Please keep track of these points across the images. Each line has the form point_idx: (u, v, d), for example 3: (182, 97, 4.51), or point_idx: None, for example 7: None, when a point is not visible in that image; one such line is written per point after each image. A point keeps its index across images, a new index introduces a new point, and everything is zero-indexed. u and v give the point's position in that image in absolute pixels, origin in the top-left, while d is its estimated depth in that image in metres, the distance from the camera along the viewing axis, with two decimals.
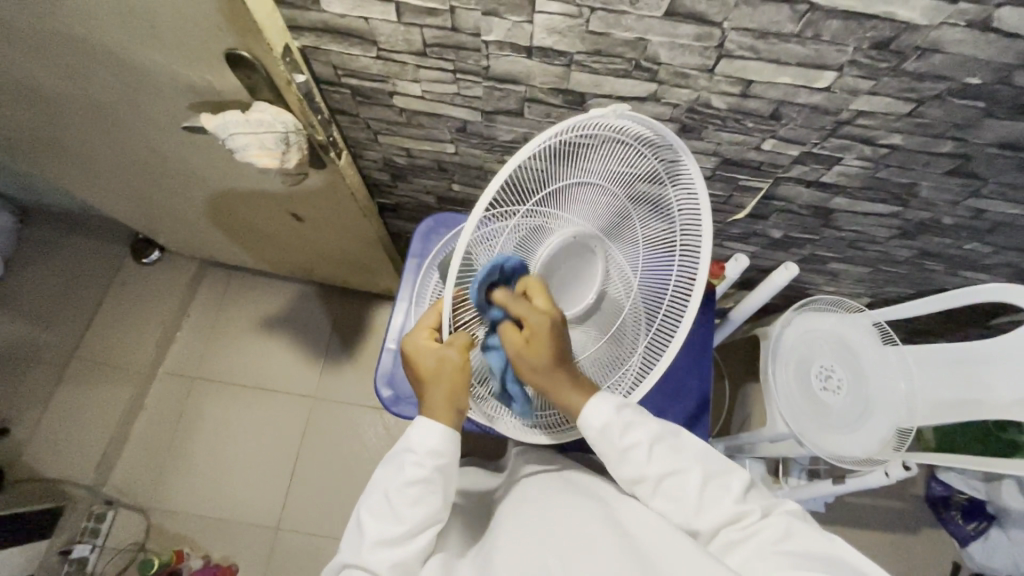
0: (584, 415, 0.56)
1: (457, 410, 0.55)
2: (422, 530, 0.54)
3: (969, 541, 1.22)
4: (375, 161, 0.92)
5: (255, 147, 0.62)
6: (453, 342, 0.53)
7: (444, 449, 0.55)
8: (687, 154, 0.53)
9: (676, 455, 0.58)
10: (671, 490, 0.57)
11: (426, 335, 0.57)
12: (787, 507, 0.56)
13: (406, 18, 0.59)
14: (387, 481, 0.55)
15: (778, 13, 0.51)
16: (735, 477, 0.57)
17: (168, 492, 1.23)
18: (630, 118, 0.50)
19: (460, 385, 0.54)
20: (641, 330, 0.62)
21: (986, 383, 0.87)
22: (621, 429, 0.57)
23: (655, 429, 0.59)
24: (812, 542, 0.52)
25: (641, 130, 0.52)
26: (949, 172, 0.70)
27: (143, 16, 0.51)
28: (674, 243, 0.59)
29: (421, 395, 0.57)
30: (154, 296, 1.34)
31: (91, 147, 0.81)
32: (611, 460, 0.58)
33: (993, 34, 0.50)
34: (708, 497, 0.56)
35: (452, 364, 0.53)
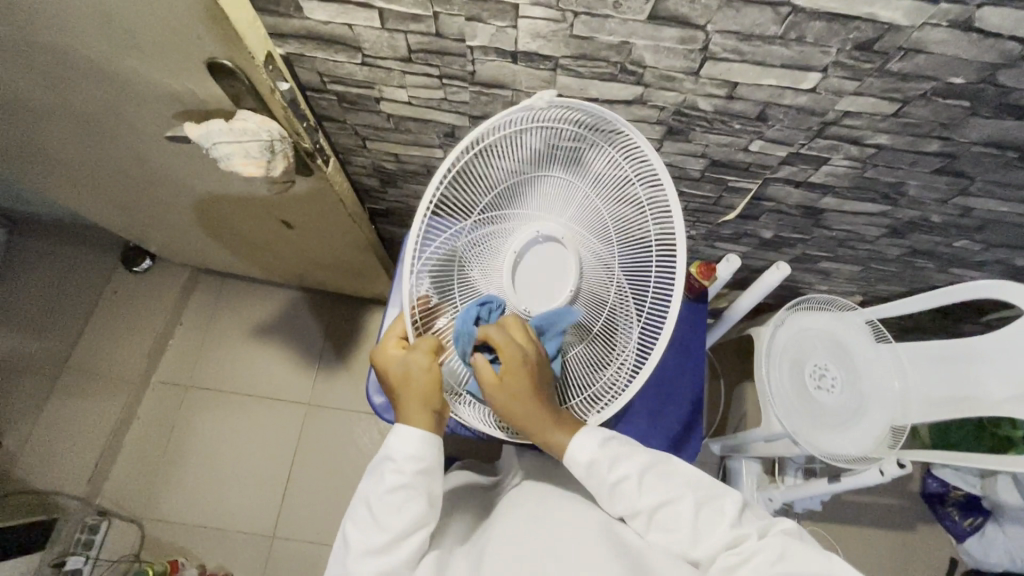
0: (569, 451, 0.57)
1: (433, 412, 0.56)
2: (408, 536, 0.53)
3: (965, 537, 1.23)
4: (364, 167, 0.92)
5: (238, 156, 0.61)
6: (420, 346, 0.56)
7: (424, 454, 0.55)
8: (635, 131, 0.53)
9: (665, 483, 0.57)
10: (665, 521, 0.56)
11: (396, 343, 0.59)
12: (784, 526, 0.55)
13: (389, 24, 0.58)
14: (369, 491, 0.55)
15: (761, 16, 0.51)
16: (728, 499, 0.56)
17: (160, 502, 1.22)
18: (566, 104, 0.53)
19: (431, 389, 0.55)
20: (629, 327, 0.60)
21: (978, 380, 0.88)
22: (608, 463, 0.57)
23: (643, 460, 0.59)
24: (809, 560, 0.50)
25: (589, 120, 0.55)
26: (937, 171, 0.70)
27: (122, 27, 0.50)
28: (649, 235, 0.58)
29: (396, 404, 0.57)
30: (146, 304, 1.33)
31: (76, 157, 0.80)
32: (604, 500, 0.58)
33: (975, 34, 0.50)
34: (703, 523, 0.55)
35: (420, 368, 0.56)
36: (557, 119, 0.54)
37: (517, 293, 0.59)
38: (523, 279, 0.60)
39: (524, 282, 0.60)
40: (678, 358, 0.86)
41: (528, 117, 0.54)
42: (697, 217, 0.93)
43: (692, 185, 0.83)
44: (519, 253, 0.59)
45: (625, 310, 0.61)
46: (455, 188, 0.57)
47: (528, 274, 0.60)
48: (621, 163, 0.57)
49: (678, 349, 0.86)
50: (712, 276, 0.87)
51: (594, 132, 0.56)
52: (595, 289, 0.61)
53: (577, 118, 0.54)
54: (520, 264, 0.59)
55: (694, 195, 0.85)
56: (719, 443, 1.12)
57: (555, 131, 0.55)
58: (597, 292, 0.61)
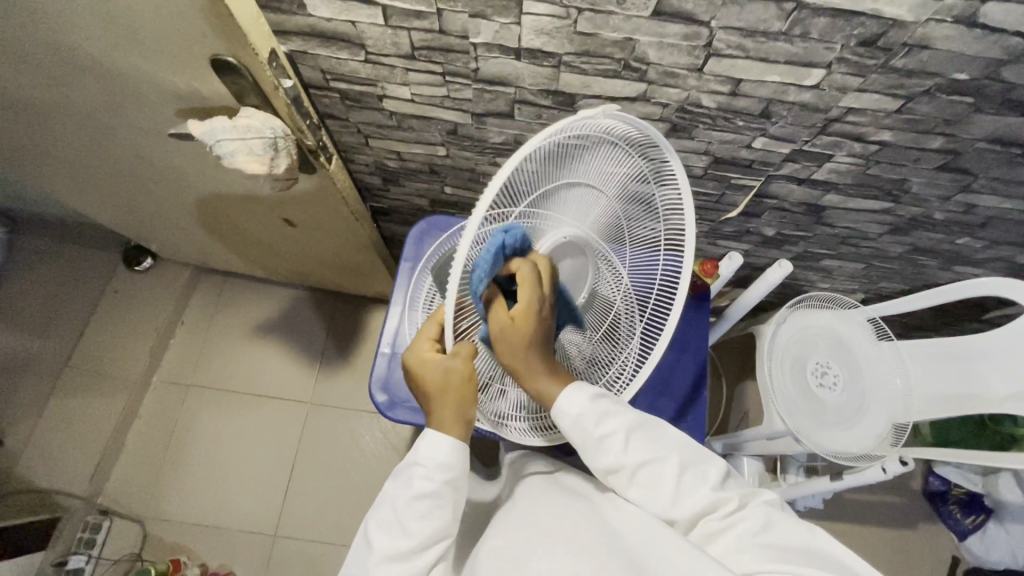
0: (557, 405, 0.55)
1: (465, 420, 0.54)
2: (430, 545, 0.53)
3: (967, 534, 1.23)
4: (366, 165, 0.92)
5: (242, 153, 0.61)
6: (458, 352, 0.52)
7: (452, 463, 0.54)
8: (674, 155, 0.52)
9: (652, 444, 0.57)
10: (647, 482, 0.56)
11: (429, 344, 0.56)
12: (766, 496, 0.57)
13: (393, 21, 0.58)
14: (395, 496, 0.54)
15: (765, 12, 0.51)
16: (712, 467, 0.57)
17: (162, 501, 1.22)
18: (621, 117, 0.48)
19: (467, 397, 0.53)
20: (631, 328, 0.62)
21: (978, 375, 0.89)
22: (598, 419, 0.56)
23: (633, 418, 0.58)
24: (791, 531, 0.52)
25: (634, 133, 0.51)
26: (939, 168, 0.70)
27: (126, 24, 0.50)
28: (657, 237, 0.59)
29: (427, 408, 0.55)
30: (148, 303, 1.33)
31: (78, 155, 0.80)
32: (586, 450, 0.57)
33: (979, 30, 0.50)
34: (685, 487, 0.56)
35: (459, 375, 0.52)
36: (604, 128, 0.49)
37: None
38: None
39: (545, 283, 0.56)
40: (681, 356, 0.86)
41: (585, 129, 0.48)
42: (698, 215, 0.93)
43: (694, 182, 0.83)
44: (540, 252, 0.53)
45: (630, 311, 0.62)
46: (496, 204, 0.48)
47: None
48: (647, 172, 0.55)
49: (680, 348, 0.86)
50: (715, 274, 0.88)
51: (634, 147, 0.52)
52: (606, 293, 0.60)
53: (622, 132, 0.50)
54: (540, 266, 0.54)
55: (697, 193, 0.85)
56: (722, 442, 1.11)
57: (600, 142, 0.50)
58: (607, 295, 0.61)
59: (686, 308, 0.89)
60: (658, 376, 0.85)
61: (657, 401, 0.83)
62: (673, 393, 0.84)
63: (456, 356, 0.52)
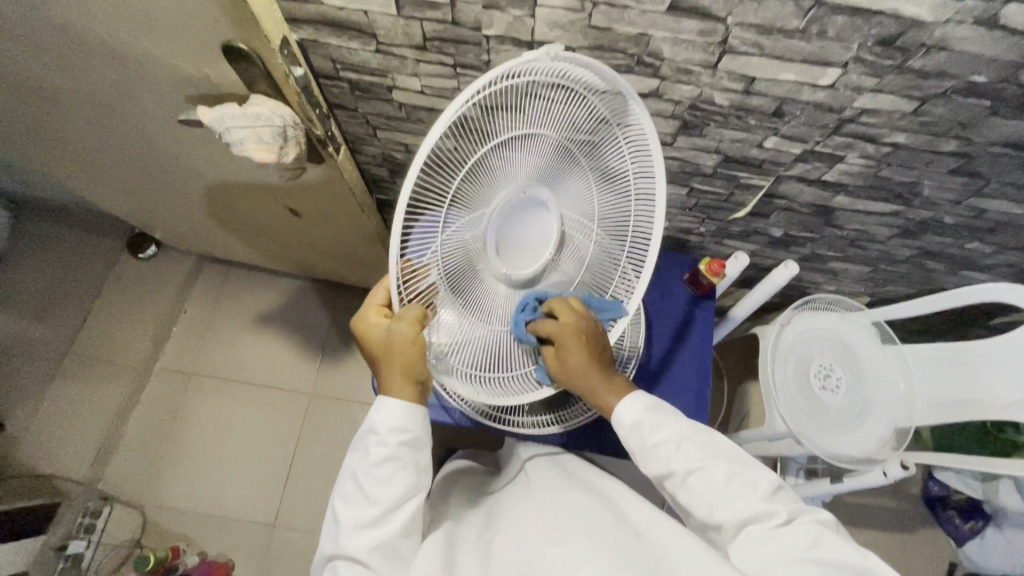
0: (616, 413, 0.60)
1: (418, 382, 0.54)
2: (399, 507, 0.53)
3: (965, 540, 1.23)
4: (374, 157, 0.92)
5: (251, 141, 0.61)
6: (404, 316, 0.52)
7: (408, 425, 0.55)
8: (639, 105, 0.52)
9: (703, 452, 0.57)
10: (696, 489, 0.56)
11: (377, 311, 0.57)
12: (820, 516, 0.54)
13: (406, 11, 0.58)
14: (355, 465, 0.55)
15: (783, 9, 0.50)
16: (763, 477, 0.55)
17: (161, 488, 1.22)
18: (568, 61, 0.49)
19: (413, 359, 0.53)
20: (608, 280, 0.61)
21: (984, 383, 0.88)
22: (649, 426, 0.59)
23: (684, 427, 0.59)
24: (842, 553, 0.50)
25: (588, 78, 0.51)
26: (952, 171, 0.70)
27: (138, 9, 0.50)
28: (628, 191, 0.57)
29: (378, 374, 0.55)
30: (151, 292, 1.33)
31: (84, 140, 0.80)
32: (640, 456, 0.59)
33: (1000, 32, 0.49)
34: (734, 495, 0.55)
35: (402, 337, 0.52)
36: (556, 72, 0.50)
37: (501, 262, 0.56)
38: (506, 242, 0.56)
39: (508, 251, 0.56)
40: (683, 355, 0.86)
41: (528, 74, 0.49)
42: (707, 214, 0.93)
43: (703, 181, 0.82)
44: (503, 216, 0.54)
45: (606, 268, 0.61)
46: (433, 176, 0.52)
47: (510, 244, 0.56)
48: (610, 122, 0.54)
49: (683, 347, 0.86)
50: (722, 273, 0.86)
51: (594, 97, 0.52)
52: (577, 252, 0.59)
53: (578, 76, 0.50)
54: (506, 235, 0.55)
55: (706, 191, 0.85)
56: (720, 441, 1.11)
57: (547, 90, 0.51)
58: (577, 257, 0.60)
59: (691, 306, 0.89)
60: (661, 371, 0.84)
61: (657, 399, 0.83)
62: (676, 388, 0.84)
63: (404, 320, 0.52)
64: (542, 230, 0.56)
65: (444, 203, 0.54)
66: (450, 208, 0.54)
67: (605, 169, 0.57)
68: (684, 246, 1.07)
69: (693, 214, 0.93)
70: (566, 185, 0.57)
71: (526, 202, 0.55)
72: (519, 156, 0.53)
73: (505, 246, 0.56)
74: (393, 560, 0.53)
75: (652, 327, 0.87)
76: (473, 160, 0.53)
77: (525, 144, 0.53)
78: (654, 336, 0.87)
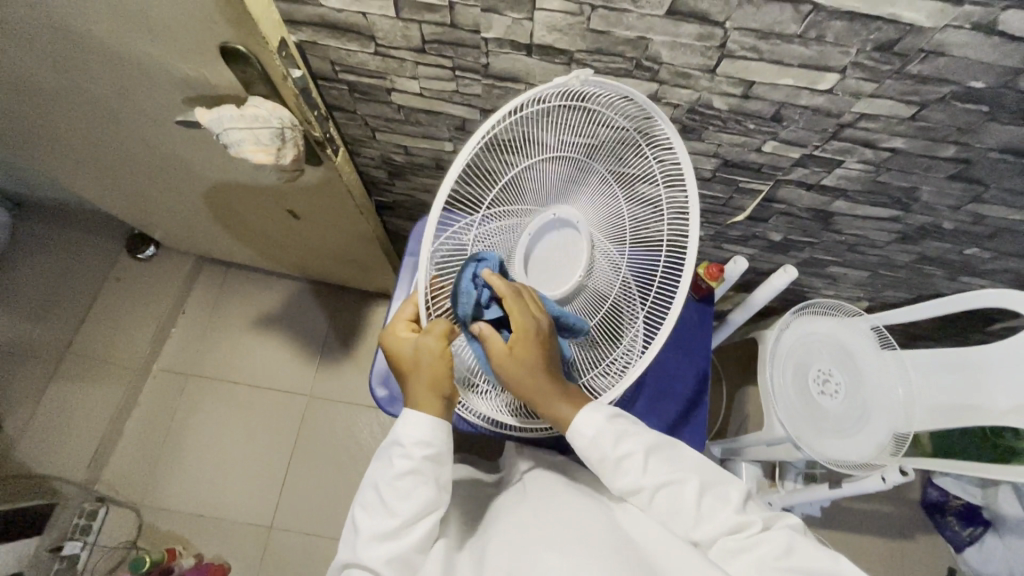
0: (573, 425, 0.56)
1: (443, 398, 0.54)
2: (417, 521, 0.53)
3: (964, 547, 1.23)
4: (373, 159, 0.91)
5: (249, 142, 0.60)
6: (432, 330, 0.52)
7: (433, 440, 0.54)
8: (666, 122, 0.52)
9: (670, 465, 0.56)
10: (666, 503, 0.55)
11: (406, 326, 0.57)
12: (790, 522, 0.55)
13: (405, 13, 0.58)
14: (378, 476, 0.55)
15: (781, 13, 0.50)
16: (733, 488, 0.56)
17: (158, 490, 1.22)
18: (599, 84, 0.50)
19: (440, 373, 0.53)
20: (635, 303, 0.62)
21: (979, 389, 0.88)
22: (614, 439, 0.56)
23: (650, 438, 0.57)
24: (813, 559, 0.50)
25: (616, 100, 0.53)
26: (951, 177, 0.70)
27: (135, 9, 0.50)
28: (658, 202, 0.58)
29: (405, 386, 0.56)
30: (148, 292, 1.33)
31: (82, 140, 0.79)
32: (602, 472, 0.57)
33: (998, 38, 0.49)
34: (706, 507, 0.54)
35: (428, 351, 0.53)
36: (586, 95, 0.53)
37: (529, 278, 0.57)
38: (535, 260, 0.57)
39: (536, 267, 0.58)
40: (683, 359, 0.86)
41: (559, 96, 0.52)
42: (706, 218, 0.93)
43: (702, 185, 0.82)
44: (533, 236, 0.57)
45: (635, 288, 0.62)
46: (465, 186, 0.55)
47: (540, 260, 0.58)
48: (634, 135, 0.56)
49: (683, 352, 0.86)
50: (720, 277, 0.87)
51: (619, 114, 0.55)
52: (603, 275, 0.60)
53: (605, 100, 0.53)
54: (534, 250, 0.57)
55: (705, 195, 0.85)
56: (720, 446, 1.11)
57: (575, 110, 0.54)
58: (603, 281, 0.60)
59: (690, 310, 0.89)
60: (662, 377, 0.84)
61: (657, 405, 0.83)
62: (677, 394, 0.84)
63: (431, 334, 0.52)
64: (569, 251, 0.58)
65: (479, 213, 0.56)
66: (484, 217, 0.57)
67: (629, 185, 0.59)
68: None
69: None
70: (599, 204, 0.59)
71: (554, 221, 0.57)
72: (551, 170, 0.56)
73: (532, 261, 0.57)
74: (407, 573, 0.52)
75: None
76: (507, 176, 0.56)
77: (553, 165, 0.56)
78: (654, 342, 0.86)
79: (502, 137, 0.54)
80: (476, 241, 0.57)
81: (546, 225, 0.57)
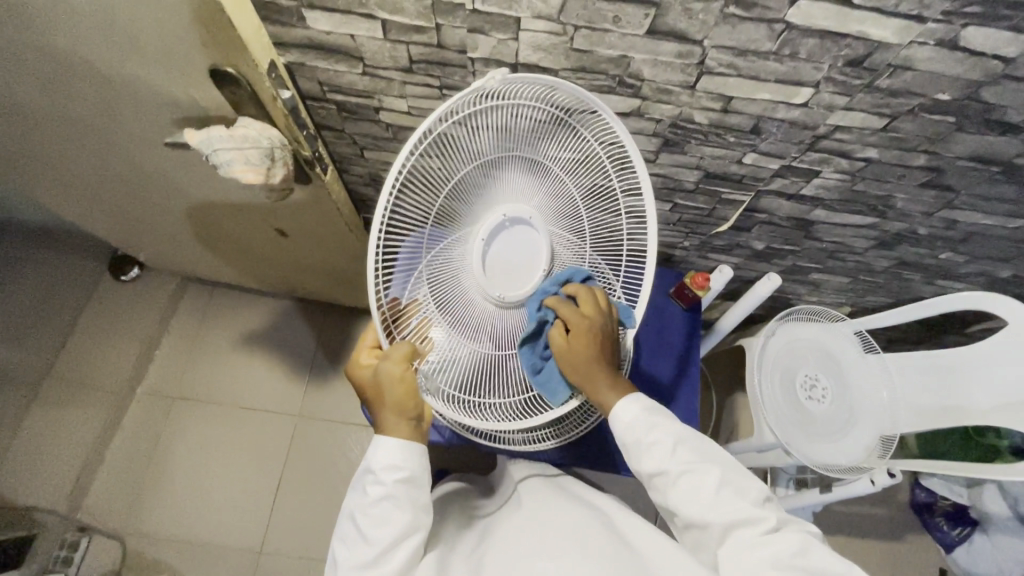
0: (613, 411, 0.58)
1: (413, 419, 0.55)
2: (399, 547, 0.53)
3: (954, 547, 1.23)
4: (361, 176, 0.92)
5: (239, 163, 0.61)
6: (391, 355, 0.54)
7: (404, 463, 0.54)
8: (611, 117, 0.53)
9: (697, 456, 0.56)
10: (688, 488, 0.55)
11: (368, 351, 0.59)
12: (807, 529, 0.54)
13: (392, 35, 0.59)
14: (354, 507, 0.55)
15: (756, 32, 0.52)
16: (755, 486, 0.55)
17: (143, 517, 1.19)
18: (527, 82, 0.52)
19: (406, 399, 0.54)
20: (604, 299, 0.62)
21: (964, 389, 0.90)
22: (645, 425, 0.58)
23: (678, 429, 0.58)
24: (830, 564, 0.51)
25: (554, 96, 0.53)
26: (923, 185, 0.73)
27: (126, 33, 0.51)
28: (619, 211, 0.59)
29: (373, 416, 0.56)
30: (133, 316, 1.30)
31: (66, 162, 0.79)
32: (631, 453, 0.58)
33: (960, 53, 0.52)
34: (727, 497, 0.54)
35: (390, 376, 0.54)
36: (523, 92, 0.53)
37: (489, 282, 0.57)
38: (493, 264, 0.57)
39: (496, 269, 0.57)
40: (672, 368, 0.87)
41: (493, 98, 0.53)
42: (689, 229, 0.95)
43: (685, 197, 0.84)
44: (487, 241, 0.57)
45: (603, 282, 0.62)
46: (411, 202, 0.55)
47: (497, 264, 0.57)
48: (596, 146, 0.57)
49: (672, 360, 0.87)
50: (707, 286, 0.88)
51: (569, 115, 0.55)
52: (568, 273, 0.61)
53: (550, 98, 0.53)
54: (490, 253, 0.57)
55: (688, 206, 0.87)
56: None
57: (511, 110, 0.54)
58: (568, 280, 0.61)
59: (678, 320, 0.90)
60: (650, 387, 0.85)
61: None
62: (666, 399, 0.85)
63: (390, 359, 0.54)
64: (527, 249, 0.57)
65: (427, 222, 0.56)
66: (432, 227, 0.57)
67: (588, 192, 0.59)
68: (669, 260, 1.08)
69: (677, 229, 0.95)
70: (554, 207, 0.59)
71: (510, 221, 0.57)
72: (499, 179, 0.57)
73: (491, 263, 0.57)
74: None
75: (640, 342, 0.88)
76: (455, 181, 0.56)
77: (497, 168, 0.57)
78: (642, 350, 0.87)
79: (446, 140, 0.54)
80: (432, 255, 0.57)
81: (498, 227, 0.57)
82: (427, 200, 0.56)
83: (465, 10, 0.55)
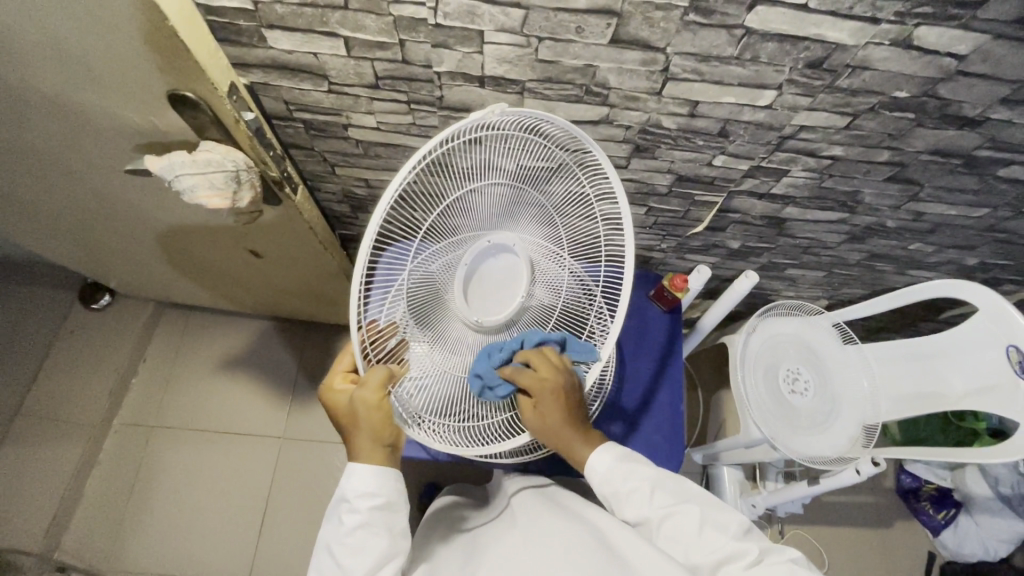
0: (589, 462, 0.60)
1: (385, 447, 0.54)
2: None
3: (941, 529, 1.26)
4: (334, 193, 0.91)
5: (203, 188, 0.59)
6: (367, 382, 0.53)
7: (378, 490, 0.54)
8: (598, 147, 0.53)
9: (673, 497, 0.58)
10: (671, 532, 0.56)
11: (343, 377, 0.58)
12: (792, 554, 0.54)
13: (356, 51, 0.58)
14: (330, 538, 0.55)
15: (717, 38, 0.53)
16: (733, 518, 0.56)
17: (124, 552, 1.15)
18: (516, 114, 0.51)
19: (379, 427, 0.53)
20: (583, 305, 0.61)
21: (941, 376, 0.91)
22: (623, 477, 0.59)
23: (654, 474, 0.60)
24: None
25: (541, 121, 0.53)
26: (889, 179, 0.74)
27: (79, 62, 0.49)
28: (594, 215, 0.59)
29: (346, 442, 0.56)
30: (105, 344, 1.27)
31: (25, 194, 0.76)
32: (612, 503, 0.60)
33: (914, 52, 0.53)
34: (707, 536, 0.55)
35: (364, 404, 0.53)
36: (510, 121, 0.53)
37: (471, 307, 0.57)
38: (477, 288, 0.58)
39: (477, 295, 0.57)
40: (652, 370, 0.87)
41: (486, 127, 0.53)
42: (666, 231, 0.95)
43: (660, 200, 0.85)
44: (471, 265, 0.57)
45: (582, 288, 0.61)
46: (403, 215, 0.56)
47: (480, 288, 0.58)
48: (568, 157, 0.57)
49: (655, 362, 0.87)
50: (685, 288, 0.87)
51: (534, 132, 0.55)
52: (548, 288, 0.60)
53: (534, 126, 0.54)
54: (473, 279, 0.57)
55: (663, 210, 0.87)
56: (700, 452, 1.13)
57: (498, 136, 0.54)
58: (547, 299, 0.60)
59: (657, 321, 0.90)
60: (635, 390, 0.85)
61: (631, 417, 0.84)
62: (650, 398, 0.85)
63: (366, 386, 0.53)
64: (512, 274, 0.58)
65: (420, 235, 0.57)
66: (423, 241, 0.57)
67: (564, 208, 0.59)
68: (648, 263, 1.09)
69: (653, 232, 0.96)
70: (533, 220, 0.59)
71: (494, 248, 0.58)
72: (485, 196, 0.57)
73: (473, 288, 0.57)
74: None
75: (622, 346, 0.88)
76: (449, 198, 0.57)
77: (487, 189, 0.57)
78: (626, 352, 0.87)
79: (443, 160, 0.54)
80: (422, 269, 0.56)
81: (482, 253, 0.57)
82: (418, 214, 0.57)
83: (427, 25, 0.54)
